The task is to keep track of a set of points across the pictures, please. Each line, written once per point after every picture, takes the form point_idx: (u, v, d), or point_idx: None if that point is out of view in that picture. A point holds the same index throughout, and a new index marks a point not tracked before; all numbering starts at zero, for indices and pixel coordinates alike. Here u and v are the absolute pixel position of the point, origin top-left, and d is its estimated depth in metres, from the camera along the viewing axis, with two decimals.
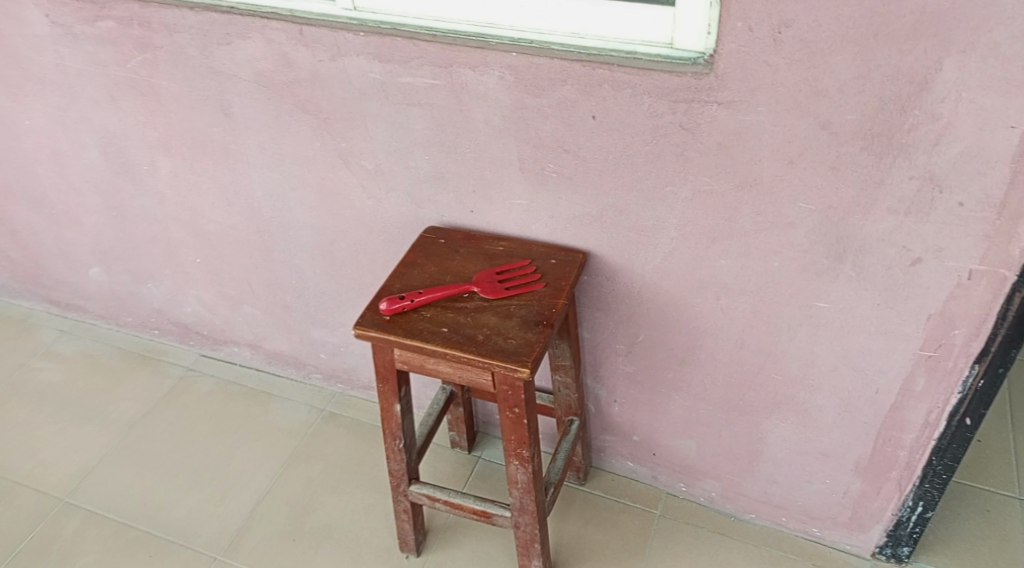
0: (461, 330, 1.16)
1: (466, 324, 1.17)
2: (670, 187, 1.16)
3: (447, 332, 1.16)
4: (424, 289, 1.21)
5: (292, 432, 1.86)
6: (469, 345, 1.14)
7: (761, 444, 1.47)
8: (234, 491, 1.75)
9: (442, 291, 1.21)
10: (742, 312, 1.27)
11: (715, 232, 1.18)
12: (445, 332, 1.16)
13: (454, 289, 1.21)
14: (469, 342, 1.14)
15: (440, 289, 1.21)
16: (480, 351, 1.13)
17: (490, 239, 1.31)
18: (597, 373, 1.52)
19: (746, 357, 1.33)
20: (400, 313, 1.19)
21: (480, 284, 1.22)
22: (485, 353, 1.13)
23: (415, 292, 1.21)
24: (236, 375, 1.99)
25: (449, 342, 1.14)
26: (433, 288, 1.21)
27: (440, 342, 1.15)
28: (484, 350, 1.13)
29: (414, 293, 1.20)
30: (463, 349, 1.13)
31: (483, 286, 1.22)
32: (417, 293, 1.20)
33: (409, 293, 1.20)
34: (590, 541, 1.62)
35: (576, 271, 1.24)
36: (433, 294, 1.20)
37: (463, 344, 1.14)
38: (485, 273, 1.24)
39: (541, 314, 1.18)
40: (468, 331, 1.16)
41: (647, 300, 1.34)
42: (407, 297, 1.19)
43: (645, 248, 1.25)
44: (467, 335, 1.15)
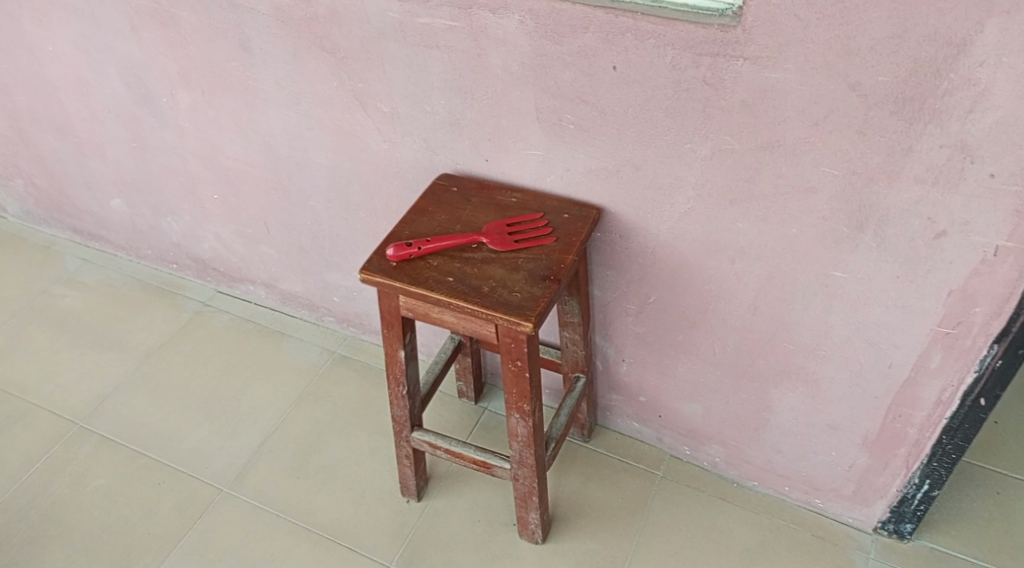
0: (467, 281, 1.15)
1: (472, 275, 1.16)
2: (689, 145, 1.13)
3: (453, 281, 1.15)
4: (432, 237, 1.20)
5: (302, 373, 1.87)
6: (474, 295, 1.13)
7: (768, 412, 1.44)
8: (244, 426, 1.77)
9: (450, 240, 1.19)
10: (757, 277, 1.24)
11: (733, 193, 1.15)
12: (451, 282, 1.15)
13: (463, 239, 1.19)
14: (473, 293, 1.13)
15: (449, 238, 1.19)
16: (485, 303, 1.12)
17: (503, 190, 1.30)
18: (606, 332, 1.51)
19: (758, 324, 1.31)
20: (407, 260, 1.18)
21: (489, 236, 1.20)
22: (489, 305, 1.12)
23: (423, 240, 1.19)
24: (250, 313, 2.00)
25: (454, 292, 1.13)
26: (441, 237, 1.20)
27: (444, 291, 1.14)
28: (488, 302, 1.12)
29: (422, 240, 1.19)
30: (467, 300, 1.12)
31: (492, 238, 1.20)
32: (425, 241, 1.18)
33: (418, 241, 1.19)
34: (590, 498, 1.62)
35: (588, 228, 1.22)
36: (441, 243, 1.18)
37: (468, 295, 1.13)
38: (495, 225, 1.22)
39: (549, 269, 1.16)
40: (473, 282, 1.15)
41: (660, 260, 1.31)
42: (415, 244, 1.18)
43: (661, 207, 1.23)
44: (472, 287, 1.14)
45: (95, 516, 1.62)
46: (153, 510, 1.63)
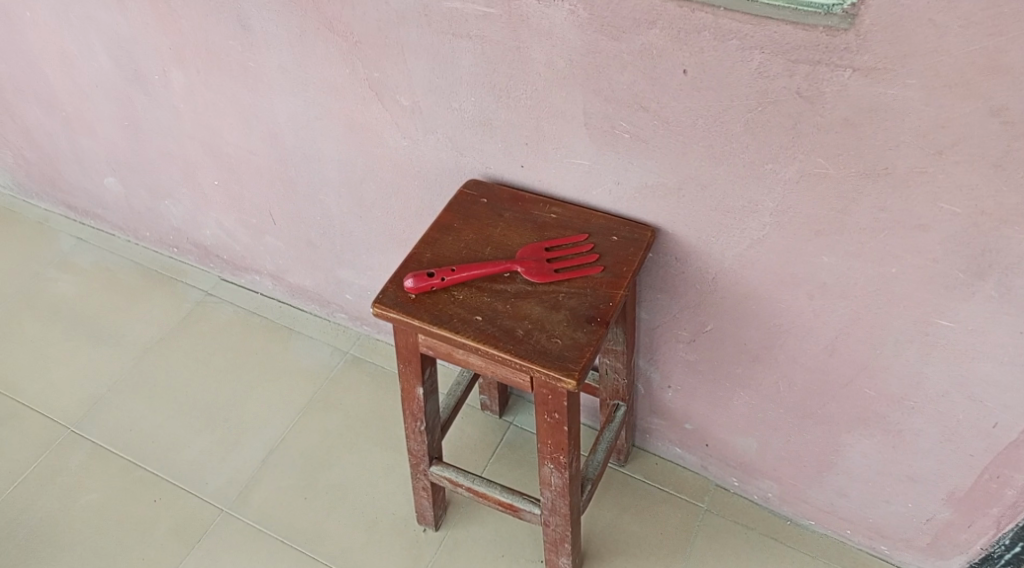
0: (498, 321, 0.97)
1: (503, 314, 0.98)
2: (770, 166, 0.93)
3: (481, 321, 0.97)
4: (458, 265, 1.02)
5: (311, 376, 1.70)
6: (506, 340, 0.95)
7: (836, 456, 1.27)
8: (247, 437, 1.61)
9: (479, 269, 1.01)
10: (840, 317, 1.05)
11: (822, 224, 0.95)
12: (478, 321, 0.97)
13: (494, 267, 1.01)
14: (505, 337, 0.95)
15: (477, 267, 1.01)
16: (520, 351, 0.94)
17: (540, 203, 1.10)
18: (653, 357, 1.32)
19: (836, 366, 1.12)
20: (428, 292, 1.00)
21: (525, 264, 1.02)
22: (523, 354, 0.94)
23: (447, 268, 1.01)
24: (256, 305, 1.82)
25: (482, 335, 0.96)
26: (468, 264, 1.01)
27: (471, 334, 0.96)
28: (523, 350, 0.94)
29: (445, 269, 1.01)
30: (499, 346, 0.94)
31: (528, 267, 1.01)
32: (450, 270, 1.00)
33: (440, 269, 1.00)
34: (626, 533, 1.46)
35: (642, 254, 1.03)
36: (468, 273, 1.00)
37: (499, 340, 0.95)
38: (533, 250, 1.03)
39: (595, 308, 0.97)
40: (505, 323, 0.97)
41: (723, 289, 1.12)
42: (438, 274, 1.00)
43: (730, 232, 1.03)
44: (504, 329, 0.96)
45: (86, 536, 1.49)
46: (149, 531, 1.50)
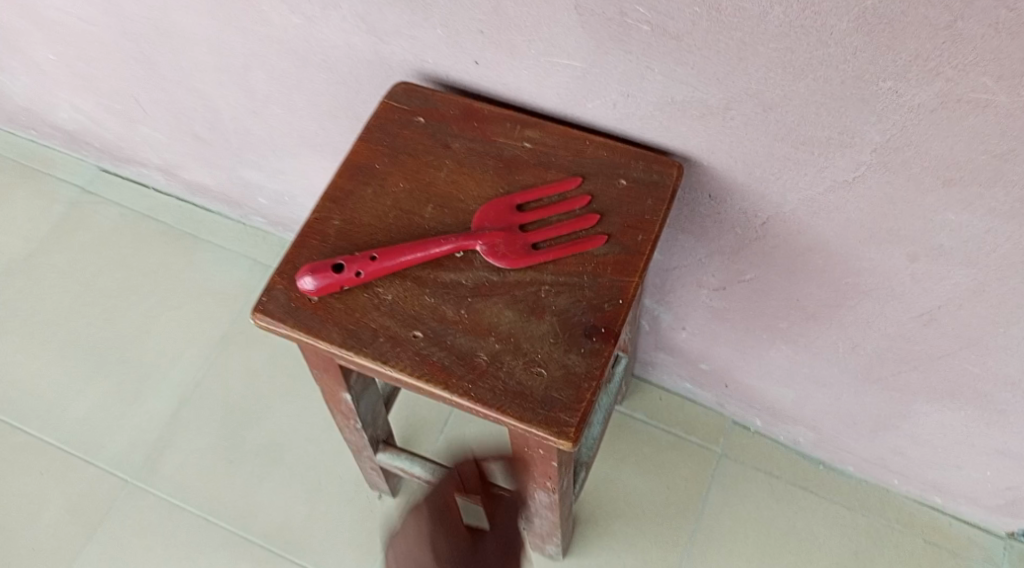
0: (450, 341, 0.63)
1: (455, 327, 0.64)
2: (890, 84, 0.56)
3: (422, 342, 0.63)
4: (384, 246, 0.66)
5: (225, 298, 1.35)
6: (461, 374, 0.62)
7: (899, 420, 0.98)
8: (151, 383, 1.29)
9: (418, 254, 0.65)
10: (953, 285, 0.71)
11: (958, 171, 0.60)
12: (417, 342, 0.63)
13: (439, 248, 0.65)
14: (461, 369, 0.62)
15: (415, 250, 0.65)
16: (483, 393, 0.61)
17: (506, 124, 0.72)
18: (663, 299, 0.99)
19: (929, 337, 0.80)
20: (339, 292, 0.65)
21: (489, 239, 0.66)
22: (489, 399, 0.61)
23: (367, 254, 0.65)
24: (149, 205, 1.44)
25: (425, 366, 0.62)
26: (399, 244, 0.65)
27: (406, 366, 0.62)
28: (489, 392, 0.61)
29: (364, 256, 0.64)
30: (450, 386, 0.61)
31: (495, 244, 0.66)
32: (371, 258, 0.64)
33: (356, 258, 0.64)
34: (626, 489, 1.20)
35: (664, 211, 0.67)
36: (402, 261, 0.64)
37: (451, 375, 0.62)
38: (499, 212, 0.67)
39: (596, 312, 0.63)
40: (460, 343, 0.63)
41: (776, 238, 0.77)
42: (353, 268, 0.64)
43: (800, 170, 0.67)
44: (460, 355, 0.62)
45: None
46: (36, 514, 1.20)
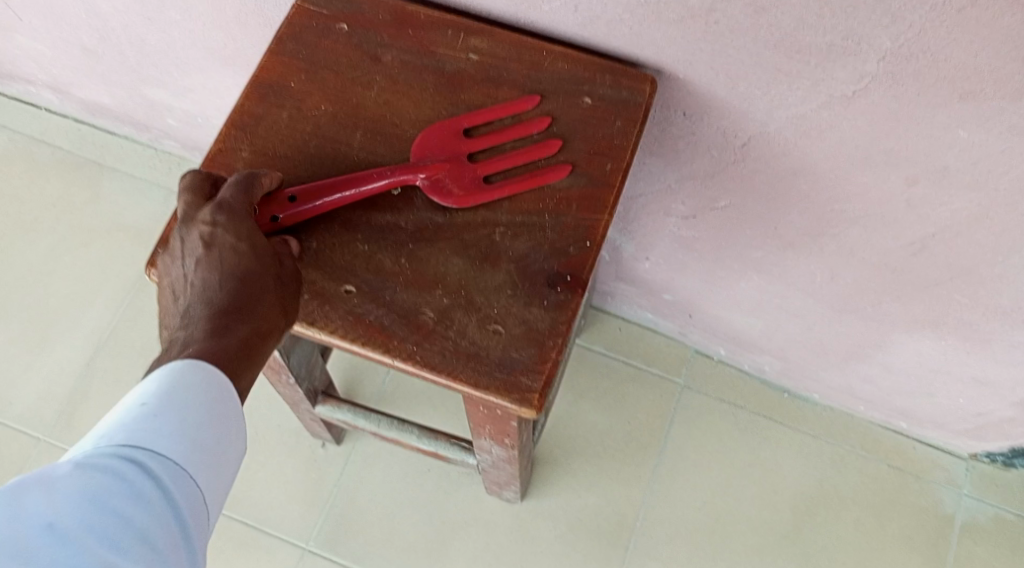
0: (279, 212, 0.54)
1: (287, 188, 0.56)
2: None
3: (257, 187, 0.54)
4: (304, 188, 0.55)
5: (138, 233, 1.22)
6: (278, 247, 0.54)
7: (872, 349, 0.93)
8: (60, 331, 1.16)
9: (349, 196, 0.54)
10: (953, 212, 0.64)
11: (981, 83, 0.51)
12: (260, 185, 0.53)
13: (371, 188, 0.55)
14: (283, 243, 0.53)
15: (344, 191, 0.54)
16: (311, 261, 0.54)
17: (448, 31, 0.60)
18: (624, 227, 0.90)
19: (917, 266, 0.73)
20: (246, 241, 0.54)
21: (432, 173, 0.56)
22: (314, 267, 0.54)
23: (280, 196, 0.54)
24: (43, 128, 1.27)
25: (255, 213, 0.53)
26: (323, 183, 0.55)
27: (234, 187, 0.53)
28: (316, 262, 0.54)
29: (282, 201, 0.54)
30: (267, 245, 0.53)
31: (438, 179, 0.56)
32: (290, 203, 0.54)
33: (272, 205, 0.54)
34: (585, 426, 1.14)
35: (635, 136, 0.57)
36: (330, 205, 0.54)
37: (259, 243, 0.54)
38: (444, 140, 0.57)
39: (560, 257, 0.54)
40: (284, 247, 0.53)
41: (757, 161, 0.68)
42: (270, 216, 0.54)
43: (792, 83, 0.57)
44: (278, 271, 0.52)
45: None
46: None
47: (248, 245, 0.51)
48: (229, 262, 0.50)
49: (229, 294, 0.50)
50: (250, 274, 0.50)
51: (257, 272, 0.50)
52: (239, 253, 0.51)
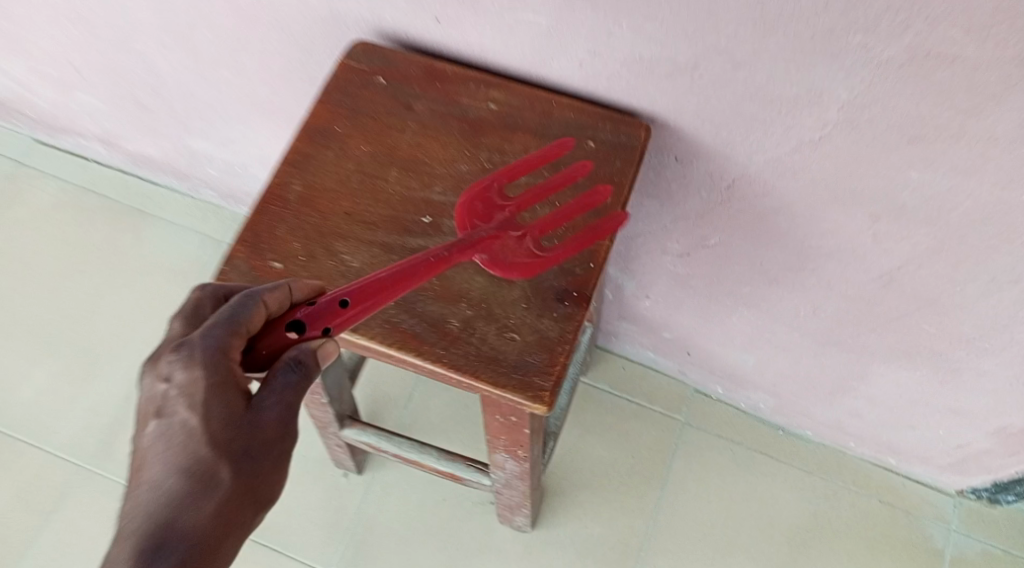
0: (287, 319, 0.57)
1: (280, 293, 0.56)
2: (860, 36, 0.55)
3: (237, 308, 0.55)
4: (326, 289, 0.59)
5: (175, 275, 1.31)
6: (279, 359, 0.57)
7: (857, 382, 1.00)
8: (101, 364, 1.25)
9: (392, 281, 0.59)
10: (915, 245, 0.72)
11: (926, 127, 0.60)
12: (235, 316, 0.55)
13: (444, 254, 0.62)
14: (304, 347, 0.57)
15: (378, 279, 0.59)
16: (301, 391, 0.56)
17: (471, 84, 0.70)
18: (626, 266, 0.98)
19: (888, 298, 0.81)
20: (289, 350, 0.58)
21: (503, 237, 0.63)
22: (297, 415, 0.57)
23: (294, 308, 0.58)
24: (92, 180, 1.38)
25: (235, 351, 0.55)
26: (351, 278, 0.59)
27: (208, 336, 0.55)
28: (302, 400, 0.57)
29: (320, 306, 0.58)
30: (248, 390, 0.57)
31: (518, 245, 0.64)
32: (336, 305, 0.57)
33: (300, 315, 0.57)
34: (590, 460, 1.20)
35: (632, 174, 0.66)
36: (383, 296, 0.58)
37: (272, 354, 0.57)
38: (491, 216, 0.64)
39: (568, 275, 0.63)
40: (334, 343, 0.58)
41: (743, 202, 0.77)
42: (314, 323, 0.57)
43: (768, 130, 0.66)
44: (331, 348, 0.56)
45: None
46: None
47: (213, 424, 0.55)
48: (197, 450, 0.55)
49: (183, 488, 0.54)
50: (220, 460, 0.55)
51: (214, 460, 0.55)
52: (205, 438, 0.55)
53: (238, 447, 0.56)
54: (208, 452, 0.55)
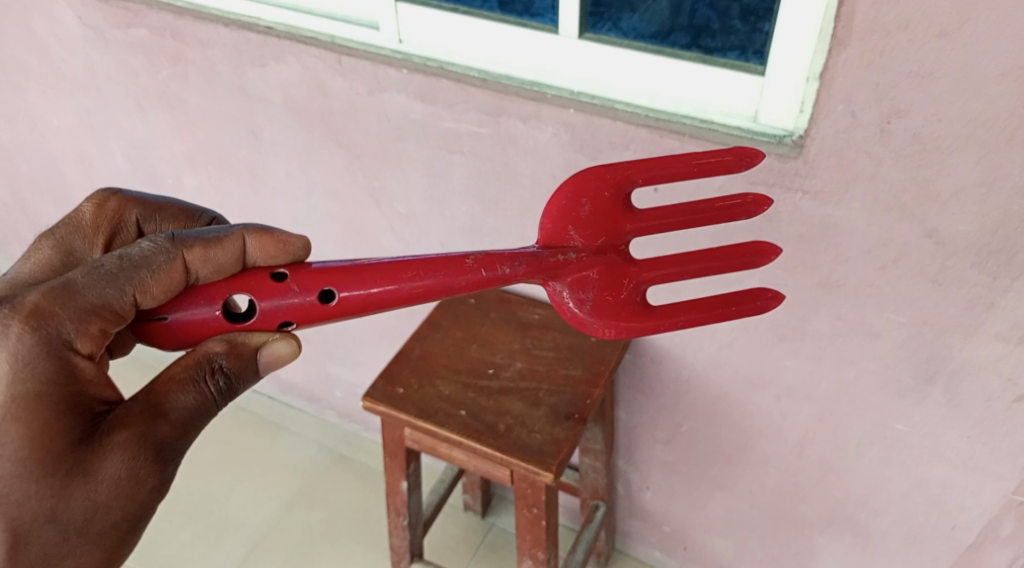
0: (231, 287, 0.79)
1: (220, 251, 0.78)
2: (736, 276, 1.01)
3: (158, 260, 0.76)
4: (306, 268, 0.81)
5: (295, 471, 1.74)
6: (194, 351, 0.78)
7: (808, 559, 1.30)
8: (230, 533, 1.64)
9: (369, 294, 0.80)
10: (806, 418, 1.11)
11: (785, 330, 1.03)
12: (153, 270, 0.75)
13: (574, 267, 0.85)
14: (231, 339, 0.79)
15: (361, 285, 0.80)
16: (162, 420, 0.75)
17: (525, 303, 1.16)
18: (631, 458, 1.36)
19: (803, 467, 1.17)
20: (230, 307, 0.81)
21: (606, 276, 0.86)
22: (131, 468, 0.74)
23: (233, 275, 0.80)
24: (247, 400, 1.87)
25: (103, 317, 0.73)
26: (337, 274, 0.80)
27: (86, 307, 0.73)
28: (158, 439, 0.75)
29: (292, 292, 0.80)
30: (89, 384, 0.74)
31: (620, 290, 0.86)
32: (315, 297, 0.80)
33: (252, 287, 0.80)
34: None
35: (619, 352, 1.09)
36: (359, 307, 0.81)
37: (203, 316, 0.79)
38: (615, 224, 0.85)
39: (573, 405, 1.04)
40: (288, 330, 0.82)
41: (695, 392, 1.18)
42: (276, 303, 0.80)
43: (701, 335, 1.10)
44: (293, 355, 0.80)
45: None
46: None
47: (41, 422, 0.71)
48: (13, 451, 0.70)
49: (25, 471, 0.71)
50: (35, 467, 0.71)
51: (52, 455, 0.71)
52: (13, 459, 0.71)
53: (74, 445, 0.72)
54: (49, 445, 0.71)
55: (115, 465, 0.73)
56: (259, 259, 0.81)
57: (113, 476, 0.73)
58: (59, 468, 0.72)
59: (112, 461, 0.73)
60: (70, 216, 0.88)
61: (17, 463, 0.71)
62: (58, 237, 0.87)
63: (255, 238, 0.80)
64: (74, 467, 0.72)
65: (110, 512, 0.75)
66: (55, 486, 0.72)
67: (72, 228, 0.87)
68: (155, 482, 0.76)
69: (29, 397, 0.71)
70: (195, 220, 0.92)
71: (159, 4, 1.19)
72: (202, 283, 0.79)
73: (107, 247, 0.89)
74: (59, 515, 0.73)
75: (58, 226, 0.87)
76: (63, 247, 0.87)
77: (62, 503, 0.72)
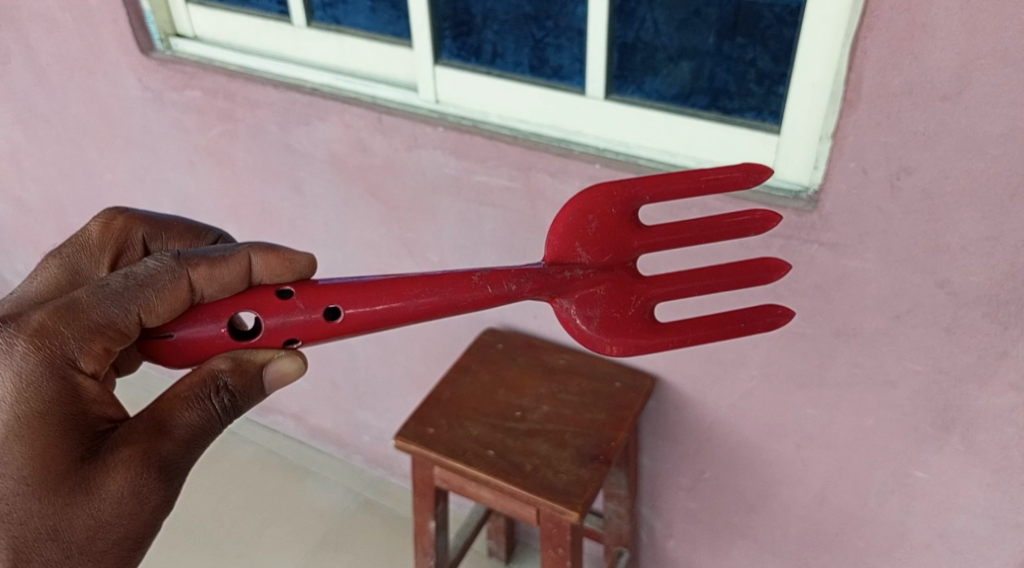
0: (241, 305, 0.81)
1: (226, 270, 0.80)
2: None
3: (162, 280, 0.78)
4: (311, 285, 0.83)
5: (322, 516, 1.77)
6: (200, 368, 0.80)
7: None
8: None
9: (373, 310, 0.82)
10: (826, 465, 1.13)
11: (805, 378, 1.06)
12: (158, 290, 0.77)
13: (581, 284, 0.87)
14: (236, 356, 0.80)
15: (366, 302, 0.82)
16: (166, 438, 0.78)
17: (551, 349, 1.21)
18: (654, 505, 1.38)
19: (826, 515, 1.19)
20: (236, 324, 0.83)
21: (613, 293, 0.88)
22: (133, 486, 0.76)
23: (239, 292, 0.82)
24: (276, 445, 1.91)
25: (107, 336, 0.76)
26: (340, 291, 0.82)
27: (90, 327, 0.75)
28: (161, 457, 0.77)
29: (297, 309, 0.81)
30: (92, 403, 0.76)
31: (627, 306, 0.88)
32: (320, 314, 0.82)
33: (257, 303, 0.81)
34: None
35: (643, 399, 1.13)
36: (364, 324, 0.83)
37: (207, 333, 0.81)
38: (623, 241, 0.87)
39: (599, 447, 1.08)
40: (293, 348, 0.83)
41: (718, 438, 1.21)
42: (281, 320, 0.81)
43: (722, 383, 1.14)
44: (298, 373, 0.82)
45: None
46: None
47: (47, 440, 0.74)
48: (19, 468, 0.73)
49: (30, 487, 0.74)
50: (41, 484, 0.74)
51: (58, 472, 0.74)
52: (15, 478, 0.73)
53: (79, 462, 0.75)
54: (53, 462, 0.74)
55: (118, 484, 0.76)
56: (264, 276, 0.83)
57: (115, 493, 0.76)
58: (64, 484, 0.74)
59: (115, 480, 0.75)
60: (76, 235, 0.91)
61: (23, 480, 0.73)
62: (64, 256, 0.89)
63: (261, 256, 0.82)
64: (77, 484, 0.75)
65: (110, 530, 0.77)
66: (58, 504, 0.74)
67: (78, 247, 0.90)
68: (158, 500, 0.78)
69: (31, 416, 0.74)
70: (201, 237, 0.96)
71: (214, 68, 1.28)
72: (208, 301, 0.81)
73: (113, 265, 0.92)
74: (62, 529, 0.75)
75: (65, 244, 0.90)
76: (70, 266, 0.89)
77: (66, 517, 0.75)
